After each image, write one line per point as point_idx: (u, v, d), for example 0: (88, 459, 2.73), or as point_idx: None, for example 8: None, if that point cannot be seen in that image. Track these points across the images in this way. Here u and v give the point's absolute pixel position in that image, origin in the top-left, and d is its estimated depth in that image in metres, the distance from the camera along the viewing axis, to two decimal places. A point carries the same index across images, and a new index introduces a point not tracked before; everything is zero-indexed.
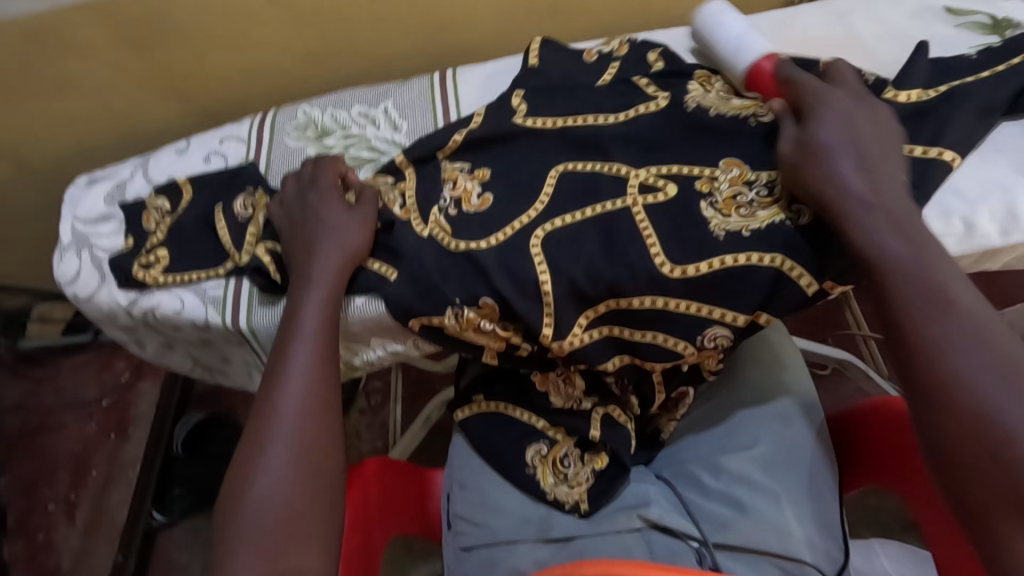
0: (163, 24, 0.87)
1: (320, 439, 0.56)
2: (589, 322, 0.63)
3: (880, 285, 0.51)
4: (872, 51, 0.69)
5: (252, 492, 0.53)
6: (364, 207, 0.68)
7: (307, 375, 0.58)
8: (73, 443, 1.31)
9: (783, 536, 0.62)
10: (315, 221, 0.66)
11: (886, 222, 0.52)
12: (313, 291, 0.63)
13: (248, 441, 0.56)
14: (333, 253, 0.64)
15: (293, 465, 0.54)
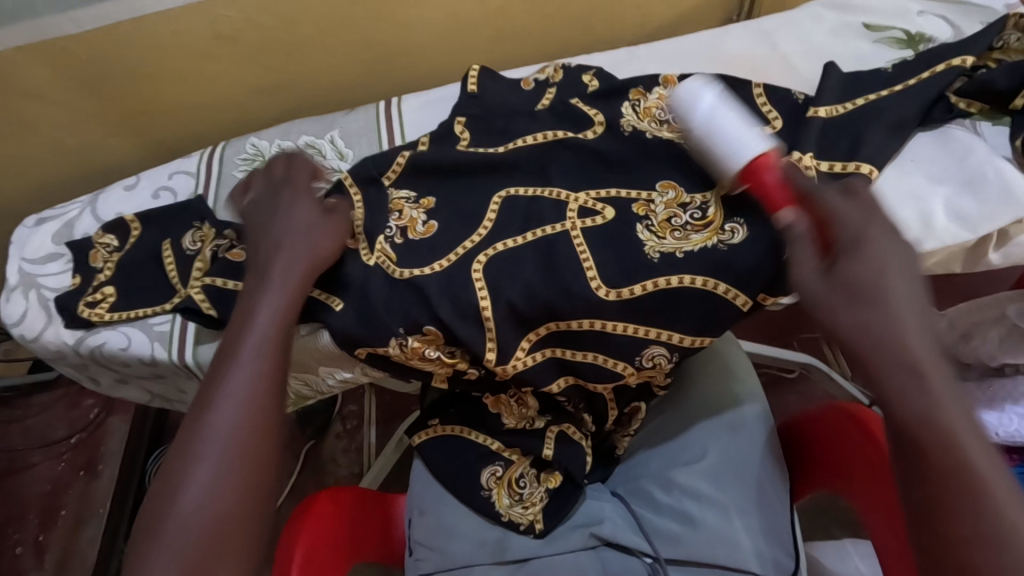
0: (113, 63, 0.88)
1: (260, 451, 0.51)
2: (532, 345, 0.64)
3: (851, 319, 0.47)
4: (797, 68, 0.74)
5: (182, 499, 0.48)
6: (337, 218, 0.67)
7: (253, 373, 0.54)
8: (42, 483, 1.27)
9: (732, 548, 0.63)
10: (287, 221, 0.64)
11: (873, 261, 0.49)
12: (268, 294, 0.58)
13: (176, 446, 0.51)
14: (296, 257, 0.61)
15: (227, 468, 0.50)
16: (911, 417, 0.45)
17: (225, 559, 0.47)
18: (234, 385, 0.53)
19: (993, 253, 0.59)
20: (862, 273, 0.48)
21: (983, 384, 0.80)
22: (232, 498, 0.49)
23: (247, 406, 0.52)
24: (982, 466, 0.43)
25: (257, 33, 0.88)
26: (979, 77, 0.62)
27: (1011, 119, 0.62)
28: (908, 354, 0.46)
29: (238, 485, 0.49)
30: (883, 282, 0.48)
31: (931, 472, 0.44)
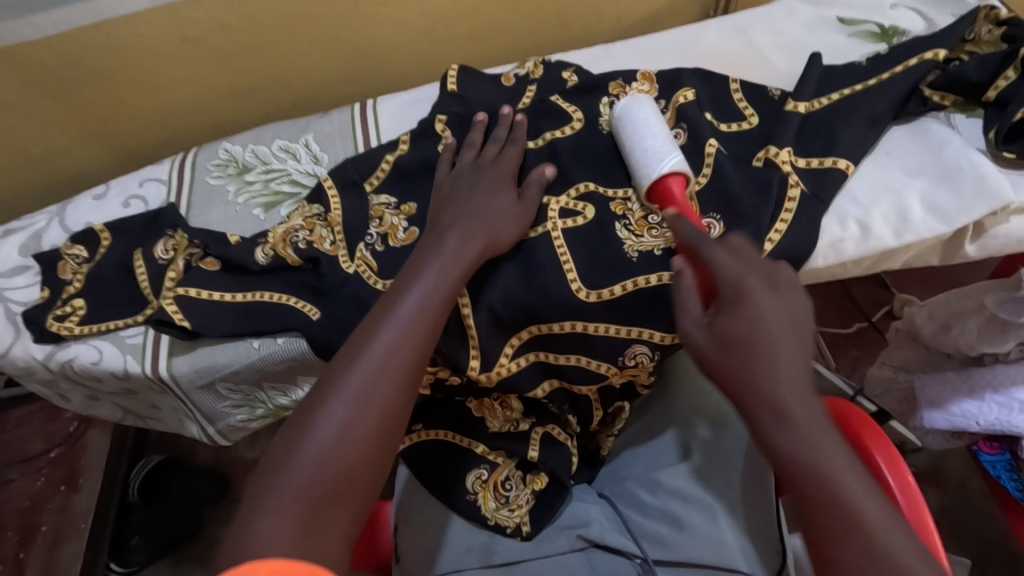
0: (78, 68, 0.85)
1: (389, 402, 0.49)
2: (515, 350, 0.63)
3: (735, 374, 0.45)
4: (773, 63, 0.74)
5: (306, 441, 0.47)
6: (531, 202, 0.63)
7: (406, 335, 0.52)
8: (21, 500, 1.24)
9: (718, 546, 0.62)
10: (482, 200, 0.62)
11: (744, 312, 0.46)
12: (444, 252, 0.57)
13: (316, 386, 0.50)
14: (479, 228, 0.59)
15: (356, 423, 0.47)
16: (797, 474, 0.43)
17: (329, 524, 0.44)
18: (373, 350, 0.50)
19: (970, 245, 0.59)
20: (730, 327, 0.46)
21: (963, 373, 0.81)
22: (355, 447, 0.47)
23: (381, 357, 0.50)
24: (869, 522, 0.41)
25: (226, 35, 0.86)
26: (951, 70, 0.62)
27: (984, 110, 0.62)
28: (790, 415, 0.44)
29: (364, 436, 0.47)
30: (750, 338, 0.45)
31: (824, 525, 0.42)
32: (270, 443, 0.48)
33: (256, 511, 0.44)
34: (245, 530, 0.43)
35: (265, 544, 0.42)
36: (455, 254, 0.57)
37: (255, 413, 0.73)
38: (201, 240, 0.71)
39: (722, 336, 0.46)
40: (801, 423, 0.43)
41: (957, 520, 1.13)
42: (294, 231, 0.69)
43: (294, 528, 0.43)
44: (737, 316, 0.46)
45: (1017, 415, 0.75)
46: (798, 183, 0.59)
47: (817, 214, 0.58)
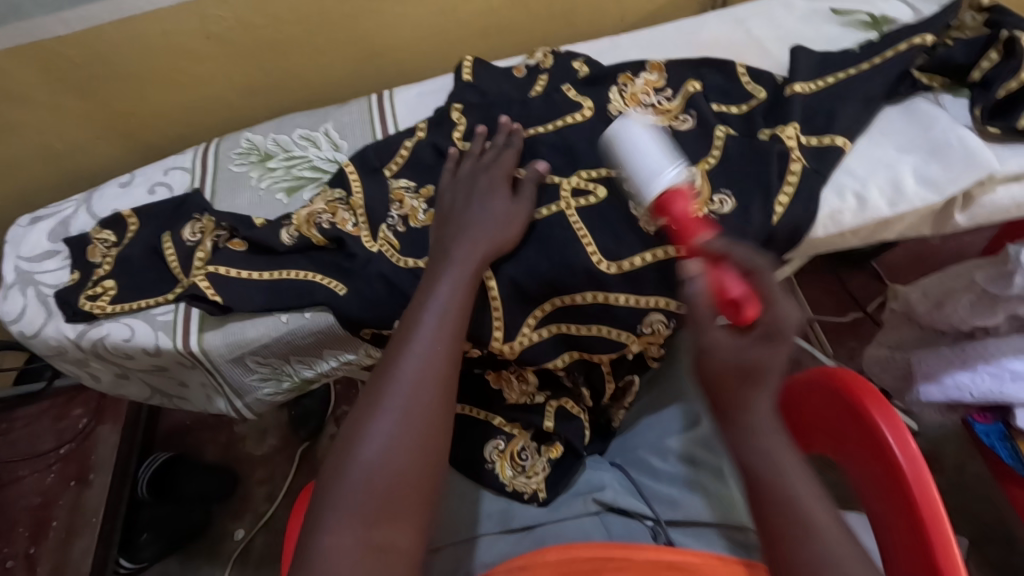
0: (103, 64, 0.88)
1: (428, 408, 0.53)
2: (537, 322, 0.66)
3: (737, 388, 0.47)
4: (771, 53, 0.78)
5: (355, 457, 0.50)
6: (527, 201, 0.66)
7: (435, 344, 0.55)
8: (32, 495, 1.25)
9: (728, 507, 0.66)
10: (479, 208, 0.65)
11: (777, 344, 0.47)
12: (454, 268, 0.60)
13: (360, 401, 0.54)
14: (483, 238, 0.62)
15: (401, 433, 0.51)
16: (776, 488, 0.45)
17: (394, 529, 0.48)
18: (409, 362, 0.54)
19: (959, 215, 0.63)
20: (758, 358, 0.46)
21: (957, 347, 0.85)
22: (403, 459, 0.50)
23: (413, 373, 0.54)
24: (848, 558, 0.43)
25: (246, 33, 0.89)
26: (940, 55, 0.66)
27: (969, 91, 0.66)
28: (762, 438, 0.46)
29: (410, 445, 0.51)
30: (759, 374, 0.47)
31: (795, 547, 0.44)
32: (324, 460, 0.52)
33: (318, 528, 0.48)
34: (310, 549, 0.47)
35: (332, 557, 0.46)
36: (462, 269, 0.60)
37: (281, 387, 0.77)
38: (227, 222, 0.73)
39: (750, 360, 0.46)
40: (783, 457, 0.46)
41: (955, 502, 1.15)
42: (317, 214, 0.72)
43: (357, 542, 0.47)
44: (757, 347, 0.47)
45: (1008, 384, 0.78)
46: (800, 159, 0.63)
47: (817, 186, 0.62)
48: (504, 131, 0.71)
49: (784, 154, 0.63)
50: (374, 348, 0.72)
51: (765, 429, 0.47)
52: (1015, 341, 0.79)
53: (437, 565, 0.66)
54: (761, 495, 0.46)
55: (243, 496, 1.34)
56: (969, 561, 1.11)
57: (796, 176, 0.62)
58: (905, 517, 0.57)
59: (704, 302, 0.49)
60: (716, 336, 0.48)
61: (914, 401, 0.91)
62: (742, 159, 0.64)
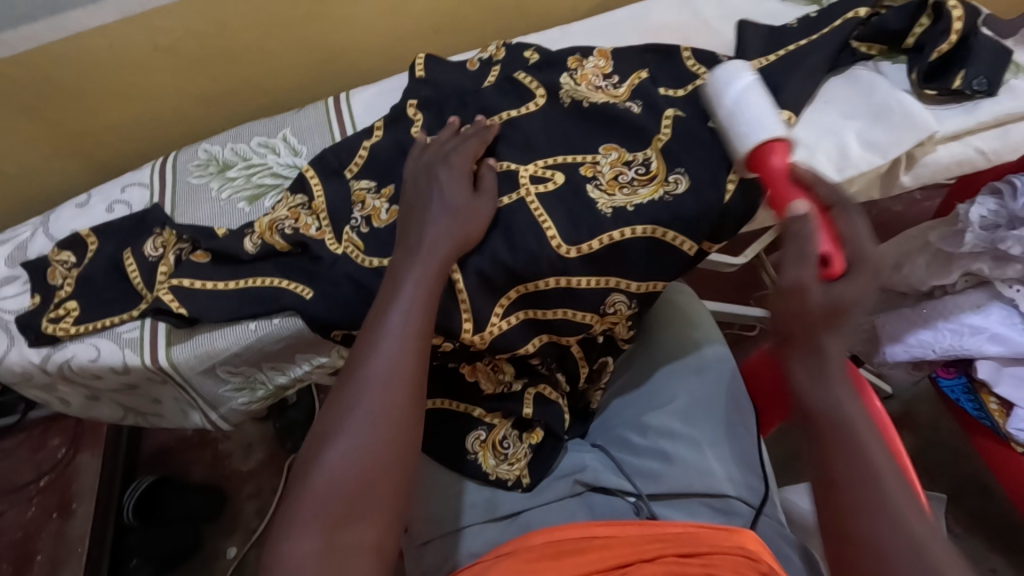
0: (52, 84, 0.87)
1: (393, 409, 0.53)
2: (506, 309, 0.66)
3: (811, 345, 0.49)
4: (718, 32, 0.80)
5: (322, 461, 0.50)
6: (487, 196, 0.65)
7: (402, 343, 0.55)
8: (13, 529, 1.22)
9: (707, 476, 0.68)
10: (436, 205, 0.64)
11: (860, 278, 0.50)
12: (416, 270, 0.60)
13: (329, 403, 0.54)
14: (444, 237, 0.62)
15: (366, 436, 0.51)
16: (846, 466, 0.46)
17: (355, 532, 0.48)
18: (378, 361, 0.55)
19: (903, 175, 0.65)
20: (848, 300, 0.48)
21: (918, 307, 0.88)
22: (374, 464, 0.50)
23: (379, 378, 0.54)
24: (893, 501, 0.45)
25: (197, 43, 0.88)
26: (874, 23, 0.68)
27: (906, 56, 0.69)
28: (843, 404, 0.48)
29: (374, 450, 0.51)
30: (854, 312, 0.48)
31: (862, 515, 0.45)
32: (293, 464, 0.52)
33: (283, 534, 0.48)
34: (276, 556, 0.47)
35: (296, 562, 0.46)
36: (427, 270, 0.60)
37: (256, 396, 0.76)
38: (189, 235, 0.72)
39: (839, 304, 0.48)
40: (858, 425, 0.47)
41: (930, 459, 1.19)
42: (279, 220, 0.72)
43: (319, 548, 0.47)
44: (845, 292, 0.49)
45: (969, 338, 0.81)
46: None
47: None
48: (476, 125, 0.70)
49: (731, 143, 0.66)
50: (346, 349, 0.72)
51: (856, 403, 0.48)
52: (970, 296, 0.83)
53: (427, 557, 0.68)
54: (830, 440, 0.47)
55: (232, 514, 1.32)
56: (948, 514, 1.15)
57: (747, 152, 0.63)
58: None
59: (811, 251, 0.49)
60: (810, 278, 0.48)
61: (882, 362, 0.93)
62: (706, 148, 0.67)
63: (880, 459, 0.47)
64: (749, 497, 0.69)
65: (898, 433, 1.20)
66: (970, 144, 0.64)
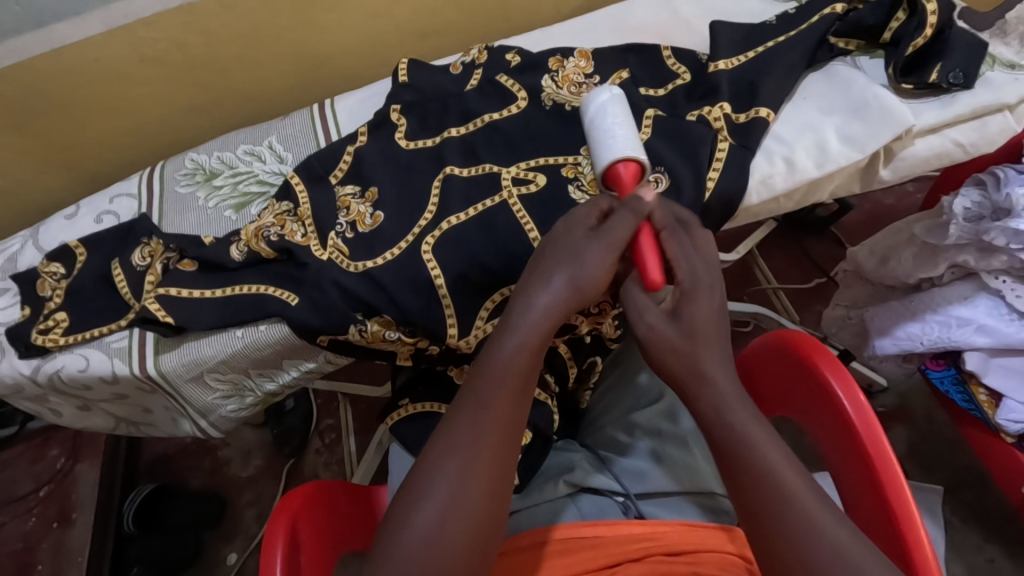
0: (40, 97, 0.87)
1: (487, 469, 0.50)
2: (490, 312, 0.67)
3: (693, 367, 0.51)
4: (698, 31, 0.80)
5: (413, 518, 0.48)
6: (621, 242, 0.55)
7: (505, 392, 0.52)
8: (13, 540, 1.22)
9: (694, 475, 0.69)
10: (569, 246, 0.55)
11: (699, 297, 0.53)
12: (520, 327, 0.53)
13: (424, 448, 0.51)
14: (560, 286, 0.54)
15: (456, 500, 0.48)
16: (755, 483, 0.48)
17: None
18: (474, 412, 0.51)
19: (883, 170, 0.66)
20: (696, 326, 0.52)
21: (907, 300, 0.88)
22: (466, 528, 0.48)
23: (468, 450, 0.50)
24: (805, 507, 0.46)
25: (182, 53, 0.89)
26: (851, 18, 0.69)
27: (883, 51, 0.69)
28: (739, 419, 0.49)
29: (467, 517, 0.48)
30: (710, 333, 0.52)
31: (776, 530, 0.46)
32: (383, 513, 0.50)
33: None
34: None
35: None
36: (535, 320, 0.53)
37: (245, 403, 0.77)
38: (176, 244, 0.73)
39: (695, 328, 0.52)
40: (757, 438, 0.49)
41: (925, 451, 1.19)
42: (265, 227, 0.71)
43: None
44: (691, 314, 0.53)
45: (955, 331, 0.80)
46: (726, 138, 0.65)
47: (747, 159, 0.64)
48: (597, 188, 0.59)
49: (711, 138, 0.64)
50: (334, 354, 0.73)
51: (751, 415, 0.50)
52: (958, 288, 0.82)
53: None
54: (725, 454, 0.49)
55: (232, 520, 1.33)
56: (945, 506, 1.15)
57: (723, 152, 0.64)
58: (862, 469, 0.60)
59: (639, 299, 0.55)
60: (654, 322, 0.53)
61: (871, 356, 0.93)
62: (687, 141, 0.64)
63: (783, 467, 0.48)
64: None
65: (893, 426, 1.20)
66: (947, 137, 0.65)
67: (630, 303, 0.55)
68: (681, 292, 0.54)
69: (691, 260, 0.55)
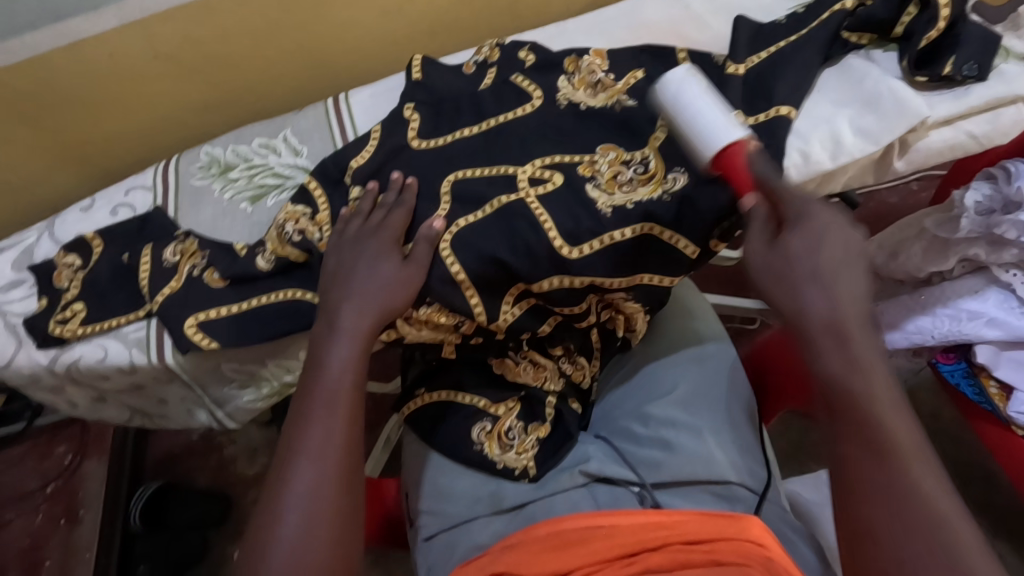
0: (55, 94, 0.88)
1: (331, 480, 0.57)
2: (515, 298, 0.69)
3: (791, 300, 0.54)
4: (711, 27, 0.81)
5: (274, 544, 0.54)
6: (417, 265, 0.65)
7: (329, 421, 0.59)
8: (21, 539, 1.21)
9: (709, 464, 0.69)
10: (367, 269, 0.65)
11: (812, 235, 0.54)
12: (341, 338, 0.62)
13: (272, 476, 0.58)
14: (365, 313, 0.63)
15: (308, 519, 0.55)
16: (862, 443, 0.50)
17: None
18: (314, 432, 0.58)
19: (898, 161, 0.67)
20: (832, 267, 0.53)
21: (917, 295, 0.88)
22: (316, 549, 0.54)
23: (312, 472, 0.56)
24: (912, 473, 0.49)
25: (196, 49, 0.89)
26: (863, 13, 0.69)
27: (896, 45, 0.70)
28: (857, 370, 0.51)
29: (321, 529, 0.55)
30: (838, 269, 0.54)
31: (864, 493, 0.50)
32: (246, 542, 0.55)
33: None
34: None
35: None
36: (353, 343, 0.62)
37: (261, 392, 0.77)
38: (209, 252, 0.73)
39: (804, 275, 0.53)
40: (876, 399, 0.51)
41: (933, 448, 1.19)
42: (284, 230, 0.71)
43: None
44: (812, 224, 0.54)
45: (966, 324, 0.81)
46: (749, 141, 0.65)
47: (778, 159, 0.64)
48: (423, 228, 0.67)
49: None
50: None
51: (854, 370, 0.51)
52: (968, 282, 0.83)
53: (431, 552, 0.70)
54: (847, 416, 0.52)
55: (238, 518, 1.33)
56: None
57: (754, 155, 0.64)
58: None
59: (763, 237, 0.56)
60: (755, 251, 0.55)
61: (882, 349, 0.94)
62: None
63: (902, 439, 0.50)
64: (752, 484, 0.70)
65: None
66: (961, 129, 0.66)
67: (756, 259, 0.55)
68: (795, 211, 0.55)
69: (819, 228, 0.54)
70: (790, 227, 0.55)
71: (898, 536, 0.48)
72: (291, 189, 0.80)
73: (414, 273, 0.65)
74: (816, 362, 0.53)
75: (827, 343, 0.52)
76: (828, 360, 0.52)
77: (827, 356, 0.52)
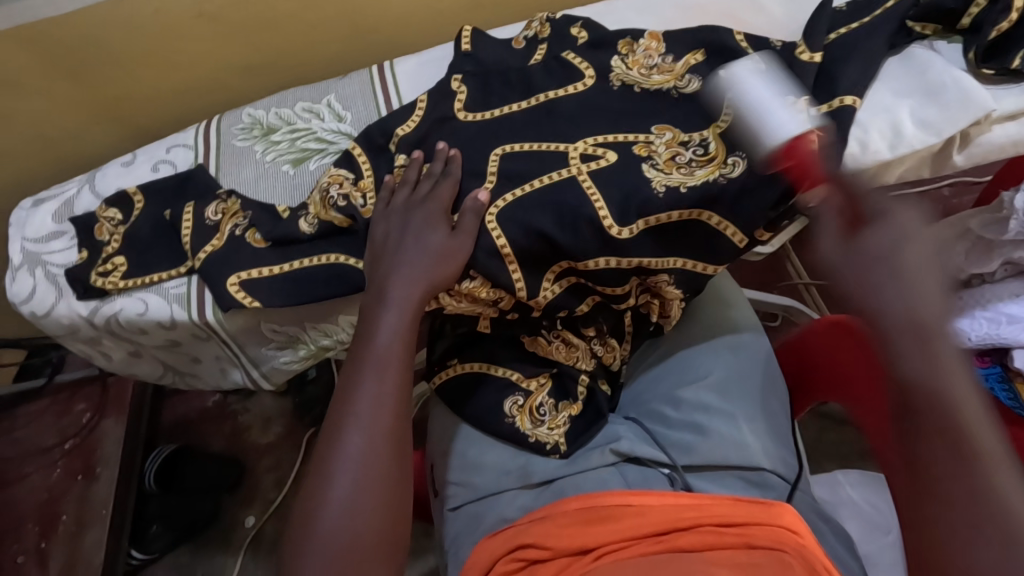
0: (99, 48, 0.88)
1: (379, 448, 0.57)
2: (556, 275, 0.69)
3: (867, 303, 0.45)
4: (766, 12, 0.80)
5: (323, 513, 0.54)
6: (465, 234, 0.65)
7: (380, 390, 0.59)
8: (38, 492, 1.22)
9: (742, 450, 0.69)
10: (416, 241, 0.65)
11: (896, 229, 0.46)
12: (392, 307, 0.63)
13: (322, 444, 0.58)
14: (415, 284, 0.63)
15: (359, 488, 0.55)
16: (942, 454, 0.43)
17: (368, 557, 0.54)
18: (364, 401, 0.59)
19: (958, 155, 0.66)
20: (911, 264, 0.44)
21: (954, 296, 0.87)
22: (365, 517, 0.55)
23: (361, 443, 0.57)
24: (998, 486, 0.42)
25: (241, 9, 0.89)
26: (928, 4, 0.68)
27: (961, 37, 0.69)
28: (953, 383, 0.43)
29: (370, 498, 0.55)
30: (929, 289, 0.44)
31: (945, 497, 0.43)
32: (296, 506, 0.56)
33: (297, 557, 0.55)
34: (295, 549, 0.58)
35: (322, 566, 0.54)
36: (403, 313, 0.62)
37: (297, 354, 0.79)
38: (252, 212, 0.72)
39: (872, 268, 0.45)
40: (967, 411, 0.43)
41: None
42: (328, 194, 0.71)
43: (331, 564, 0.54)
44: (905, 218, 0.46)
45: (1005, 327, 0.79)
46: None
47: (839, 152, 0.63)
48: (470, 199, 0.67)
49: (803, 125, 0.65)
50: None
51: (958, 377, 0.43)
52: (1010, 286, 0.82)
53: (458, 523, 0.71)
54: (925, 414, 0.44)
55: (252, 484, 1.34)
56: None
57: None
58: None
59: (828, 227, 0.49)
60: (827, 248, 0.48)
61: None
62: None
63: (992, 455, 0.43)
64: (784, 473, 0.70)
65: None
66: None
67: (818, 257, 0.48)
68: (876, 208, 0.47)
69: (905, 231, 0.45)
70: (867, 231, 0.46)
71: (959, 533, 0.42)
72: (332, 154, 0.79)
73: (462, 244, 0.65)
74: (891, 362, 0.45)
75: (914, 345, 0.44)
76: (925, 362, 0.43)
77: (911, 356, 0.44)
